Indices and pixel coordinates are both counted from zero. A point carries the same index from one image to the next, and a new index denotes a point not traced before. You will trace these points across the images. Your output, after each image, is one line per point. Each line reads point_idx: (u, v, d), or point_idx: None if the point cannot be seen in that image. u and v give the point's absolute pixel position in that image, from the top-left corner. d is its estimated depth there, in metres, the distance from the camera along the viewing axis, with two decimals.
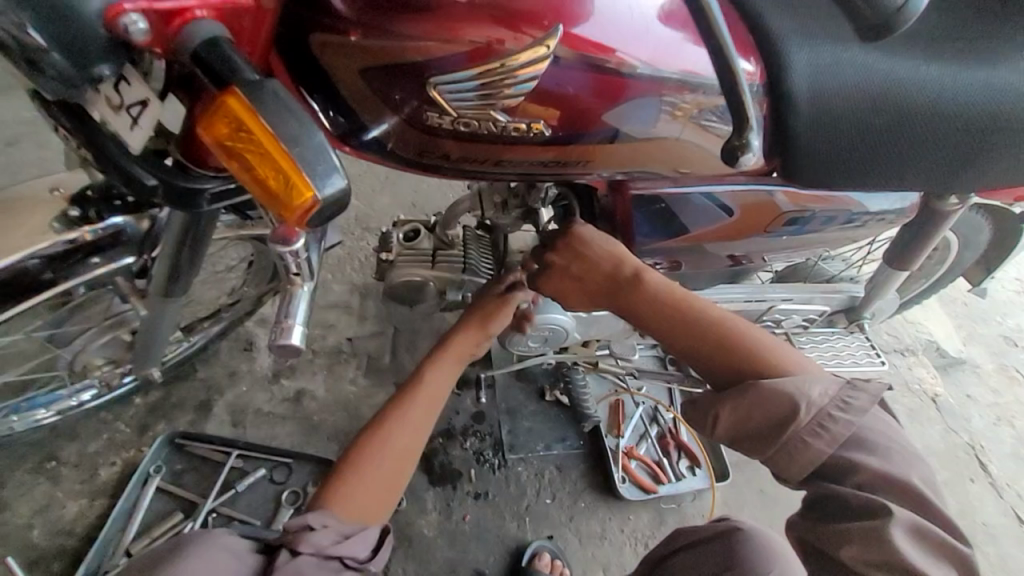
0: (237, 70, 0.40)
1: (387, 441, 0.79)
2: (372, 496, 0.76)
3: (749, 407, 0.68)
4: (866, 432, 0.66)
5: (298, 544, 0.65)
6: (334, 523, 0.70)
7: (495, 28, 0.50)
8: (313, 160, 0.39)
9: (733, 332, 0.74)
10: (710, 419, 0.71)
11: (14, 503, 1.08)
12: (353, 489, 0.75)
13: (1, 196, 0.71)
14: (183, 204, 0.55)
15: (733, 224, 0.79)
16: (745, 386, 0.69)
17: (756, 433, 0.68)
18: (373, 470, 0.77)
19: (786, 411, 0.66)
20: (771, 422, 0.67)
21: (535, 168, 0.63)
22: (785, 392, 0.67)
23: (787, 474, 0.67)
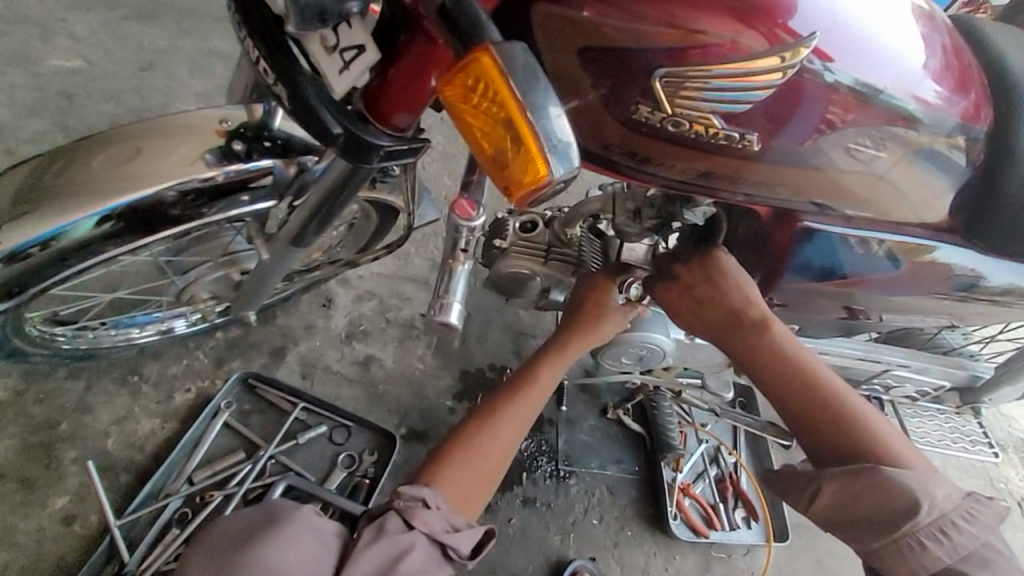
0: (483, 29, 0.38)
1: (493, 431, 0.82)
2: (472, 489, 0.79)
3: (860, 491, 0.63)
4: (988, 551, 0.60)
5: (414, 518, 0.69)
6: (445, 510, 0.72)
7: (732, 24, 0.47)
8: (557, 136, 0.37)
9: (843, 418, 0.69)
10: (809, 494, 0.67)
11: (95, 408, 1.12)
12: (454, 478, 0.78)
13: (170, 120, 0.74)
14: (356, 158, 0.54)
15: (893, 279, 0.73)
16: (864, 468, 0.64)
17: (860, 519, 0.63)
18: (472, 466, 0.80)
19: (906, 502, 0.61)
20: (883, 516, 0.62)
21: (720, 184, 0.59)
22: (906, 486, 0.61)
23: (901, 573, 0.60)
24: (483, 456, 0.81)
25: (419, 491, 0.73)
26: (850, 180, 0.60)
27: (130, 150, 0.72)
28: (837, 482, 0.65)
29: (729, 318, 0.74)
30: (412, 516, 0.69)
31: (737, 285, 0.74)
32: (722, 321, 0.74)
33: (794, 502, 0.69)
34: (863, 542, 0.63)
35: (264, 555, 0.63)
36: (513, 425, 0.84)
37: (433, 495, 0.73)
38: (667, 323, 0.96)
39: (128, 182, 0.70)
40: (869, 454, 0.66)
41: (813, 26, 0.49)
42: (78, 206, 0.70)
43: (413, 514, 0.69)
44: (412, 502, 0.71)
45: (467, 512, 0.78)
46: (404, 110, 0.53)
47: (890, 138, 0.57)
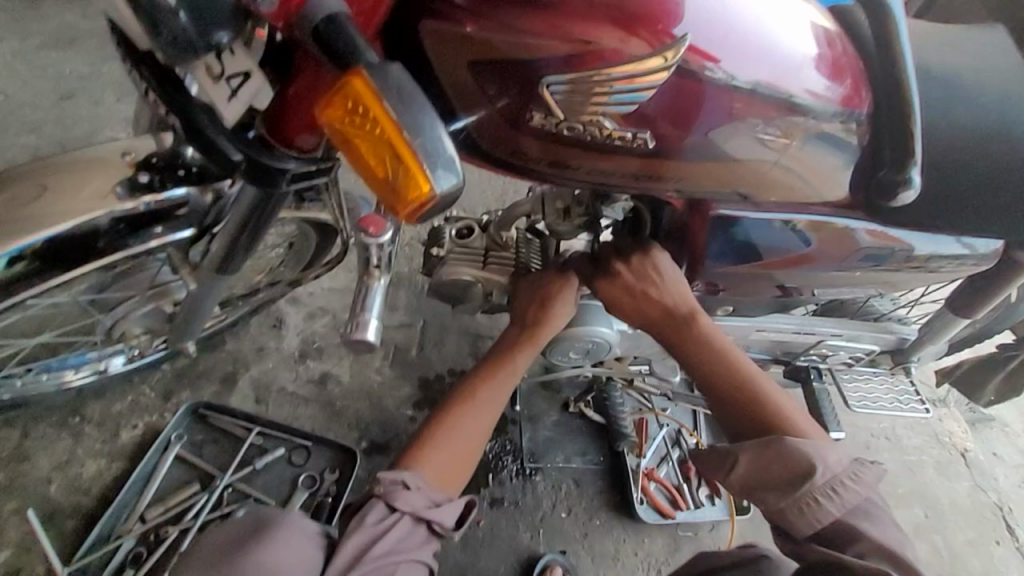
0: (359, 54, 0.39)
1: (474, 409, 0.83)
2: (451, 470, 0.79)
3: (772, 457, 0.67)
4: (871, 504, 0.66)
5: (394, 501, 0.69)
6: (426, 488, 0.72)
7: (613, 31, 0.49)
8: (436, 153, 0.39)
9: (758, 396, 0.74)
10: (727, 463, 0.70)
11: (35, 455, 1.08)
12: (434, 458, 0.78)
13: (76, 154, 0.72)
14: (264, 182, 0.55)
15: (806, 257, 0.77)
16: (774, 437, 0.69)
17: (768, 484, 0.67)
18: (447, 448, 0.79)
19: (806, 466, 0.65)
20: (786, 478, 0.66)
21: (625, 180, 0.62)
22: (805, 452, 0.66)
23: (799, 530, 0.64)
24: (457, 441, 0.80)
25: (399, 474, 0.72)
26: (751, 167, 0.63)
27: (35, 188, 0.70)
28: (752, 449, 0.69)
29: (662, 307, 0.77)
30: (394, 496, 0.69)
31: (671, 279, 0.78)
32: (656, 313, 0.77)
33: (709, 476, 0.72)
34: (772, 505, 0.66)
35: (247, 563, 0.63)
36: (493, 403, 0.85)
37: (411, 476, 0.72)
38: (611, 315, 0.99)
39: (37, 222, 0.68)
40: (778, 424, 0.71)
41: (693, 29, 0.51)
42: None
43: (393, 498, 0.69)
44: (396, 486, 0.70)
45: (451, 488, 0.78)
46: (309, 131, 0.53)
47: (783, 126, 0.59)
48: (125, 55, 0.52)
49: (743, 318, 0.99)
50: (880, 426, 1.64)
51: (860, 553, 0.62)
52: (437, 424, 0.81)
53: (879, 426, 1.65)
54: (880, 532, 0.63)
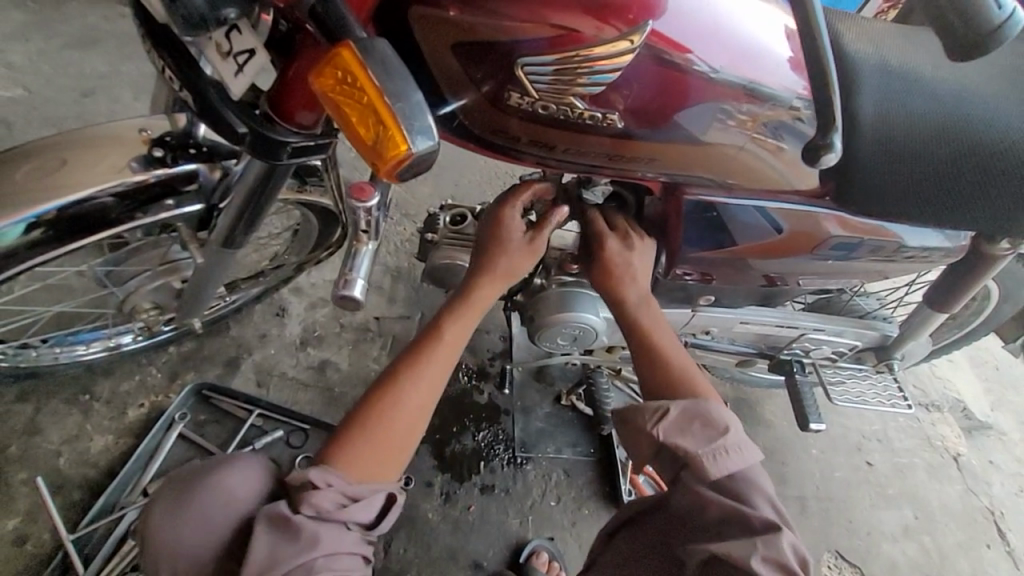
0: (349, 30, 0.44)
1: (403, 391, 0.80)
2: (383, 453, 0.77)
3: (695, 415, 0.77)
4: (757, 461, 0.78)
5: (302, 505, 0.69)
6: (339, 483, 0.72)
7: (584, 18, 0.52)
8: (415, 119, 0.43)
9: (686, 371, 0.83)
10: (657, 413, 0.78)
11: (45, 429, 1.12)
12: (362, 447, 0.76)
13: (95, 130, 0.77)
14: (264, 154, 0.58)
15: (780, 243, 0.81)
16: (696, 401, 0.79)
17: (692, 434, 0.76)
18: (381, 429, 0.78)
19: (722, 426, 0.76)
20: (705, 432, 0.76)
21: (599, 161, 0.66)
22: (724, 416, 0.77)
23: (707, 473, 0.74)
24: (396, 419, 0.79)
25: (314, 471, 0.71)
26: (720, 151, 0.67)
27: (55, 160, 0.75)
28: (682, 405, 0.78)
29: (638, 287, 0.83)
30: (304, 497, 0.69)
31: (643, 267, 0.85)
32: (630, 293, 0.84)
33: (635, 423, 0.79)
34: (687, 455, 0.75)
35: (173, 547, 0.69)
36: (427, 380, 0.82)
37: (323, 472, 0.71)
38: (598, 303, 1.03)
39: (58, 191, 0.74)
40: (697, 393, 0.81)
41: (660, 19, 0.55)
42: (13, 211, 0.72)
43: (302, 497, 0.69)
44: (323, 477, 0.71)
45: (385, 474, 0.77)
46: (307, 108, 0.58)
47: (745, 114, 0.63)
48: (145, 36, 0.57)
49: (728, 310, 1.03)
50: (870, 428, 1.66)
51: (755, 503, 0.72)
52: (364, 409, 0.79)
53: (870, 428, 1.67)
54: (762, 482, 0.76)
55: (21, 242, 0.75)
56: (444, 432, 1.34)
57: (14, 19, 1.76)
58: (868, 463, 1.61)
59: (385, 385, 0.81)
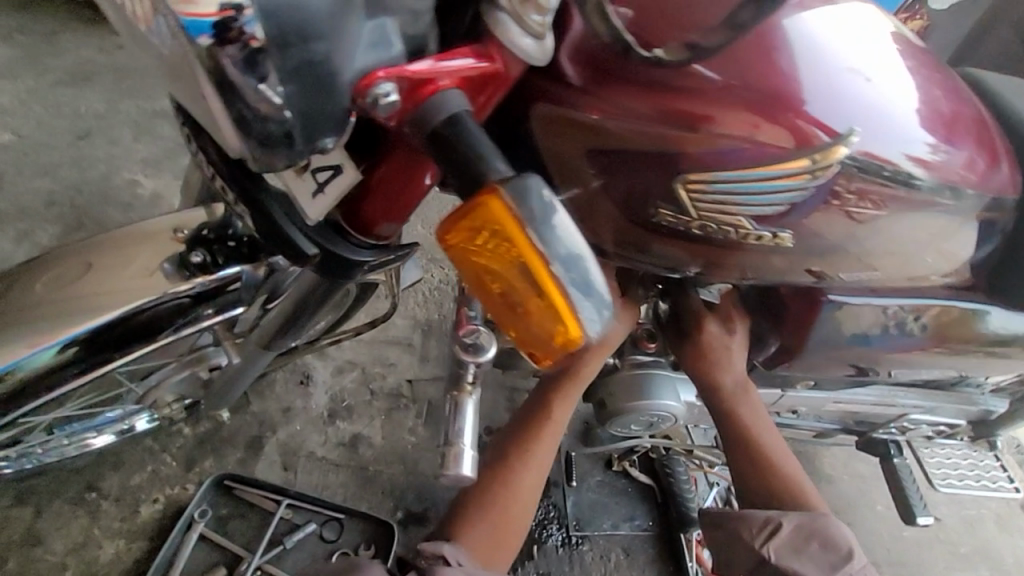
0: (491, 169, 0.32)
1: (515, 462, 0.70)
2: (498, 542, 0.66)
3: (810, 533, 0.64)
4: None
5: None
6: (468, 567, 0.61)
7: (752, 116, 0.42)
8: (590, 291, 0.32)
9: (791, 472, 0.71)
10: (767, 528, 0.65)
11: (49, 537, 0.99)
12: (478, 530, 0.66)
13: (124, 232, 0.66)
14: (334, 274, 0.47)
15: (923, 342, 0.70)
16: (812, 513, 0.66)
17: (811, 556, 0.62)
18: (497, 512, 0.67)
19: (845, 549, 0.62)
20: (829, 555, 0.62)
21: (741, 274, 0.55)
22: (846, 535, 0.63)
23: None
24: (510, 504, 0.68)
25: (439, 546, 0.61)
26: (871, 260, 0.56)
27: (79, 269, 0.64)
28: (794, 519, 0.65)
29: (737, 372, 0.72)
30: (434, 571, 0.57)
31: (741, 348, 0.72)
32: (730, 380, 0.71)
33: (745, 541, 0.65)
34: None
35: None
36: (540, 453, 0.71)
37: (452, 549, 0.61)
38: (677, 387, 0.90)
39: (84, 309, 0.61)
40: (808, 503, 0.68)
41: (844, 117, 0.45)
42: (33, 338, 0.60)
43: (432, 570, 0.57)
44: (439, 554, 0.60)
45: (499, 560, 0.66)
46: (389, 218, 0.46)
47: (923, 221, 0.54)
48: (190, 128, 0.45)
49: (828, 391, 0.92)
50: None
51: None
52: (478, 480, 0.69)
53: None
54: None
55: (52, 364, 0.62)
56: None
57: (3, 55, 1.62)
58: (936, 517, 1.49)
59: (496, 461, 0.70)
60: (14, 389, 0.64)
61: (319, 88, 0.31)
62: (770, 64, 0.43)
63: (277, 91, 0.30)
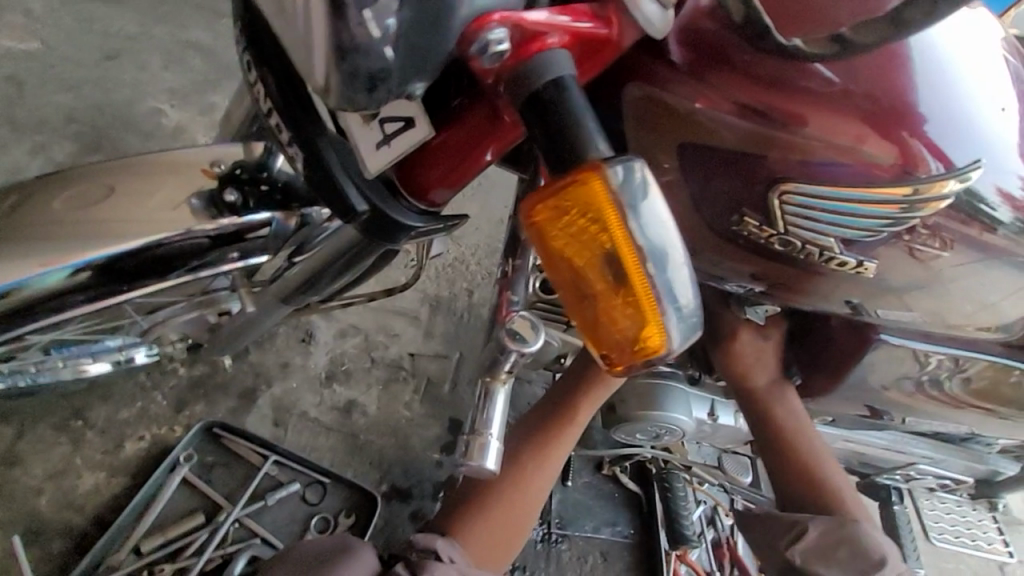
0: (596, 141, 0.29)
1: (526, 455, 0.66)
2: (499, 538, 0.64)
3: (838, 540, 0.60)
4: None
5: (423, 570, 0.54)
6: (461, 561, 0.58)
7: (861, 128, 0.40)
8: (679, 295, 0.29)
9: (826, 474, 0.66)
10: (792, 530, 0.62)
11: (28, 459, 0.97)
12: (477, 522, 0.63)
13: (160, 157, 0.63)
14: (379, 236, 0.44)
15: (960, 394, 0.68)
16: (841, 518, 0.62)
17: (839, 563, 0.59)
18: (500, 504, 0.64)
19: (878, 557, 0.59)
20: (858, 563, 0.59)
21: (807, 298, 0.52)
22: (879, 545, 0.60)
23: None
24: (514, 496, 0.65)
25: (431, 539, 0.59)
26: (935, 303, 0.53)
27: (102, 189, 0.61)
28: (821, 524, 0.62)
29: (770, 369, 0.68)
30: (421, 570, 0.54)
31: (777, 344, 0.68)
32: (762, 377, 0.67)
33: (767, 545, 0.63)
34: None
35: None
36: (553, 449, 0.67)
37: (446, 544, 0.59)
38: (689, 402, 0.88)
39: (103, 232, 0.58)
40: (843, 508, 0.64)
41: (957, 145, 0.42)
42: (45, 256, 0.57)
43: (422, 567, 0.54)
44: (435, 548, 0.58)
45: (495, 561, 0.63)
46: (445, 185, 0.43)
47: (1000, 271, 0.51)
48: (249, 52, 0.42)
49: (840, 429, 0.90)
50: None
51: None
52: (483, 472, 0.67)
53: None
54: None
55: (57, 288, 0.58)
56: None
57: None
58: None
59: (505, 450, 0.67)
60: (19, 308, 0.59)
61: (426, 28, 0.28)
62: (891, 75, 0.41)
63: (384, 21, 0.26)
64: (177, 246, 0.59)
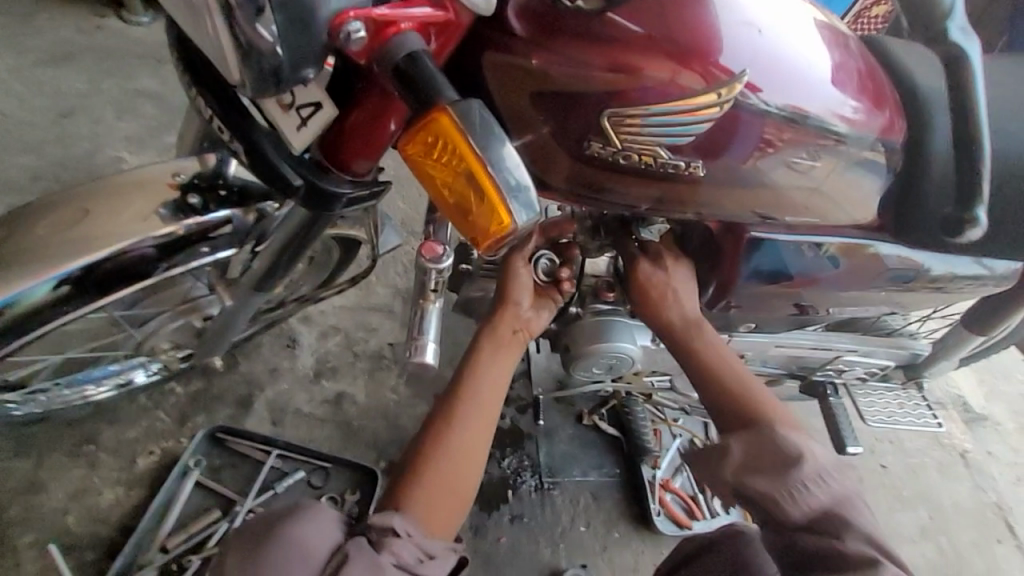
0: (439, 88, 0.40)
1: (453, 428, 0.75)
2: (442, 508, 0.72)
3: (758, 451, 0.70)
4: (853, 498, 0.66)
5: (381, 547, 0.62)
6: (416, 535, 0.66)
7: (666, 61, 0.52)
8: (518, 184, 0.40)
9: (746, 394, 0.77)
10: (720, 453, 0.72)
11: (49, 485, 1.05)
12: (421, 498, 0.71)
13: (124, 177, 0.72)
14: (318, 206, 0.55)
15: (837, 275, 0.81)
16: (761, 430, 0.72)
17: (764, 467, 0.69)
18: (436, 477, 0.73)
19: (794, 454, 0.68)
20: (777, 463, 0.68)
21: (673, 206, 0.63)
22: (792, 444, 0.69)
23: (785, 515, 0.66)
24: (448, 463, 0.74)
25: (386, 520, 0.65)
26: (775, 192, 0.64)
27: (76, 213, 0.70)
28: (743, 441, 0.72)
29: (689, 308, 0.80)
30: (380, 546, 0.62)
31: (687, 290, 0.81)
32: (682, 322, 0.80)
33: (706, 473, 0.73)
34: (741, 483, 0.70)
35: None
36: (475, 419, 0.76)
37: (401, 522, 0.66)
38: (633, 331, 0.99)
39: (83, 244, 0.68)
40: (764, 421, 0.74)
41: (742, 62, 0.54)
42: (32, 272, 0.67)
43: (382, 544, 0.62)
44: (387, 528, 0.64)
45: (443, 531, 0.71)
46: (364, 156, 0.54)
47: (820, 158, 0.62)
48: (187, 71, 0.52)
49: (767, 335, 1.01)
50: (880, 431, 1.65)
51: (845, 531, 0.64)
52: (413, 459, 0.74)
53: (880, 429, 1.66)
54: (867, 523, 0.64)
55: (48, 299, 0.69)
56: None
57: None
58: (880, 466, 1.61)
59: (433, 428, 0.76)
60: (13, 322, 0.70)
61: (304, 26, 0.39)
62: (683, 17, 0.52)
63: (270, 28, 0.39)
64: (143, 251, 0.69)
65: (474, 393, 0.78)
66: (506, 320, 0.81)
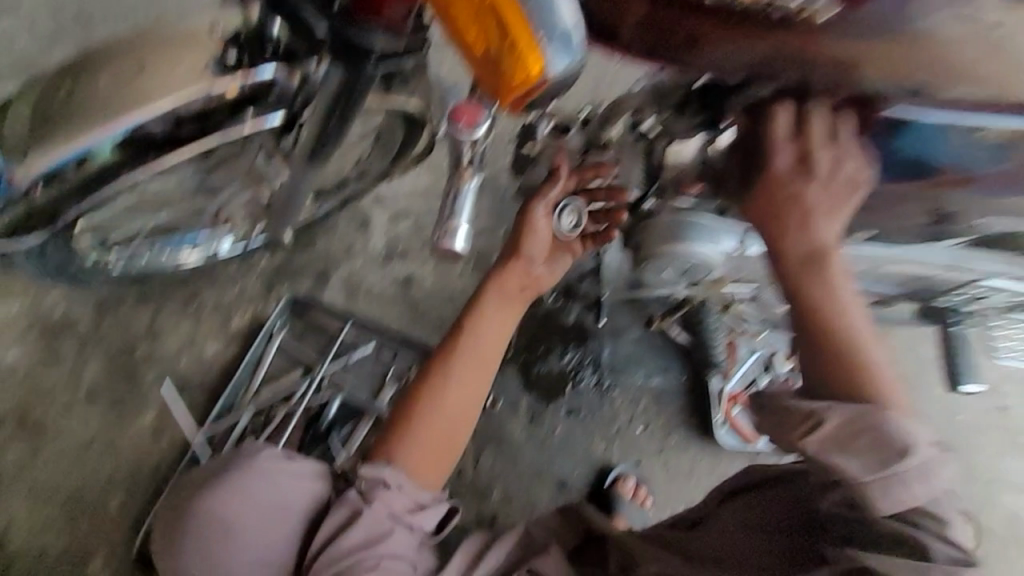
0: None
1: (448, 383, 0.77)
2: (432, 457, 0.76)
3: (861, 429, 0.59)
4: (943, 503, 0.58)
5: (372, 499, 0.70)
6: (409, 488, 0.72)
7: None
8: (547, 22, 0.41)
9: (858, 353, 0.64)
10: (808, 422, 0.62)
11: (162, 333, 1.19)
12: (411, 447, 0.75)
13: (171, 27, 0.68)
14: (349, 61, 0.59)
15: (997, 174, 0.62)
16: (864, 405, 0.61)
17: (861, 449, 0.59)
18: (426, 428, 0.76)
19: (902, 446, 0.57)
20: (876, 449, 0.58)
21: (777, 67, 0.48)
22: (900, 430, 0.58)
23: (874, 505, 0.58)
24: (439, 414, 0.77)
25: (380, 472, 0.71)
26: (937, 47, 0.45)
27: (130, 65, 0.67)
28: (842, 413, 0.61)
29: (811, 238, 0.64)
30: (371, 498, 0.70)
31: (824, 216, 0.64)
32: (803, 251, 0.65)
33: (783, 436, 0.65)
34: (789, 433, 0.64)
35: (232, 515, 0.70)
36: (466, 381, 0.78)
37: (391, 473, 0.72)
38: (717, 233, 0.86)
39: (137, 98, 0.66)
40: (871, 394, 0.62)
41: None
42: (94, 124, 0.66)
43: (372, 496, 0.70)
44: (378, 480, 0.71)
45: (431, 482, 0.76)
46: None
47: None
48: None
49: (890, 248, 0.83)
50: None
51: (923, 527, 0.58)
52: (404, 416, 0.77)
53: None
54: (949, 524, 0.58)
55: (117, 159, 0.72)
56: (532, 353, 1.29)
57: None
58: None
59: (422, 380, 0.78)
60: (95, 173, 0.73)
61: None
62: None
63: None
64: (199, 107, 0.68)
65: (468, 348, 0.79)
66: (512, 280, 0.82)
